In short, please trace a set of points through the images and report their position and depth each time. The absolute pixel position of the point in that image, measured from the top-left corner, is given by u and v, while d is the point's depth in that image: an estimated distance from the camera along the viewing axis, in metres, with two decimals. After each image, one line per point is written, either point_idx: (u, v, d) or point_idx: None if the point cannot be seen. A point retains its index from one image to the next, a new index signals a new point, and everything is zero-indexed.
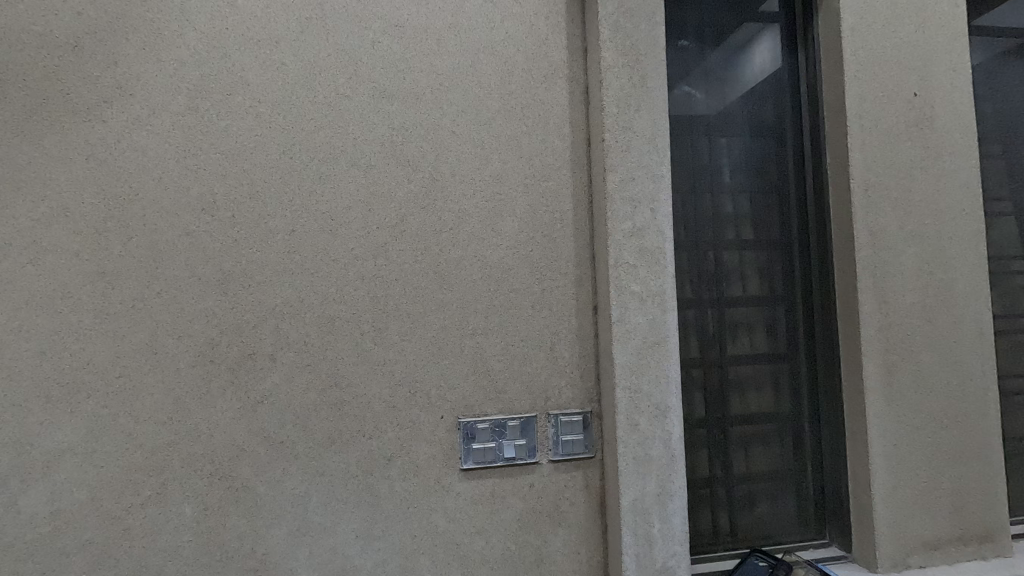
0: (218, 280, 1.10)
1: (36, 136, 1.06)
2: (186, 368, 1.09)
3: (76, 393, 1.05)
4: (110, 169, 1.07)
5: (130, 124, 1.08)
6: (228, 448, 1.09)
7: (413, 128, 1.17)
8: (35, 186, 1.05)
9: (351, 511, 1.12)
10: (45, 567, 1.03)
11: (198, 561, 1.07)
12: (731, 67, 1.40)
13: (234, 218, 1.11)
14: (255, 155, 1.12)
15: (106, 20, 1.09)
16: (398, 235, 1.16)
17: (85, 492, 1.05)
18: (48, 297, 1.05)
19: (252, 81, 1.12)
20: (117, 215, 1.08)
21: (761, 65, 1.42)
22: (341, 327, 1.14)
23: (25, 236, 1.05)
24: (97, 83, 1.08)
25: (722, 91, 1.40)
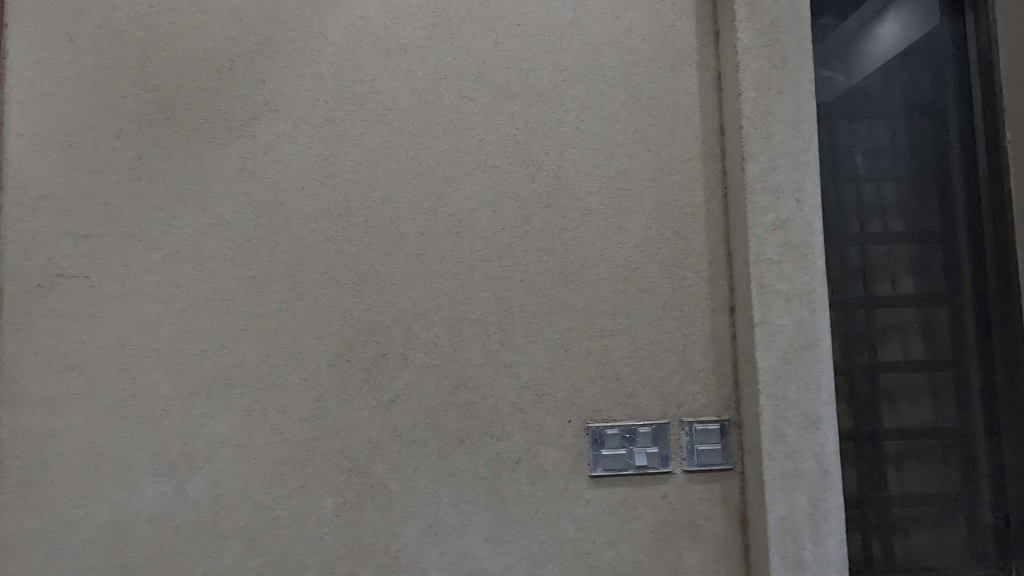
0: (354, 283, 1.14)
1: (198, 153, 1.16)
2: (325, 367, 1.14)
3: (232, 388, 1.14)
4: (259, 180, 1.15)
5: (275, 137, 1.16)
6: (364, 445, 1.13)
7: (537, 127, 1.16)
8: (197, 199, 1.15)
9: (480, 513, 1.12)
10: (207, 549, 1.12)
11: (338, 553, 1.11)
12: (869, 37, 1.26)
13: (368, 222, 1.15)
14: (386, 162, 1.15)
15: (255, 42, 1.17)
16: (522, 235, 1.15)
17: (240, 481, 1.13)
18: (208, 300, 1.15)
19: (383, 90, 1.16)
20: (265, 222, 1.15)
21: (903, 30, 1.26)
22: (469, 328, 1.14)
23: (190, 245, 1.15)
24: (248, 102, 1.16)
25: (862, 64, 1.25)
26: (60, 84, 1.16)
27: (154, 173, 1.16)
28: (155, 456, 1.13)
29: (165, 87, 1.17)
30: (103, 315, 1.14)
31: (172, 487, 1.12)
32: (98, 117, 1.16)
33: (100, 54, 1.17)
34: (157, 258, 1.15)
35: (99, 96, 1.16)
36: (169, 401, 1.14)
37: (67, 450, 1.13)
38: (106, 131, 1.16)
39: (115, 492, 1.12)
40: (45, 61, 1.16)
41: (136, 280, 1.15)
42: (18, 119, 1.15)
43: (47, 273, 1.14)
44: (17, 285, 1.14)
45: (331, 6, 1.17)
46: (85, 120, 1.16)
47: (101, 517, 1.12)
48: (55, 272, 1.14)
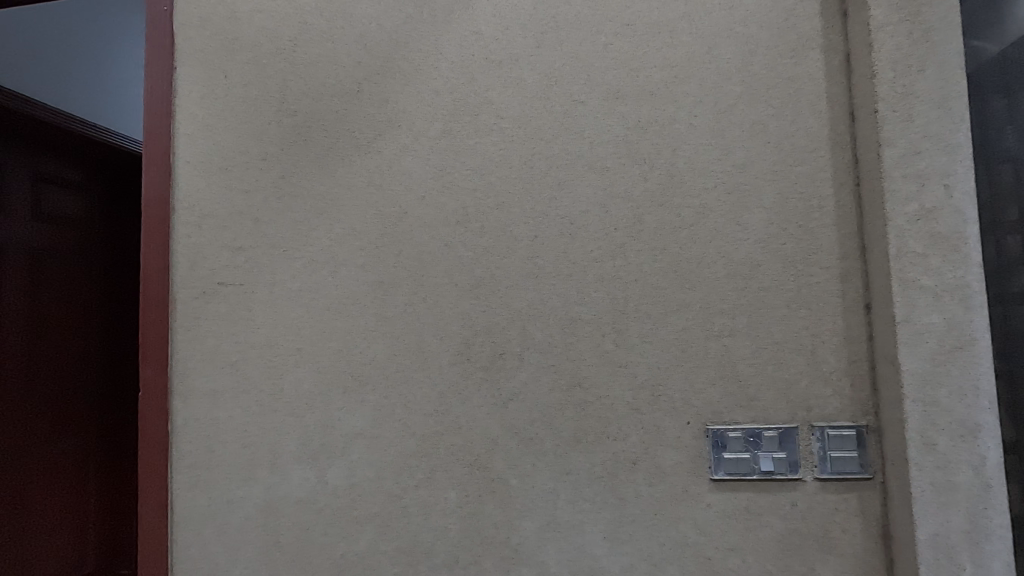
0: (472, 285, 1.20)
1: (331, 170, 1.27)
2: (447, 365, 1.20)
3: (365, 385, 1.23)
4: (385, 192, 1.24)
5: (398, 151, 1.24)
6: (484, 441, 1.18)
7: (649, 125, 1.15)
8: (331, 212, 1.26)
9: (598, 511, 1.13)
10: (345, 531, 1.22)
11: (462, 542, 1.17)
12: None
13: (484, 228, 1.20)
14: (499, 169, 1.20)
15: (378, 64, 1.26)
16: (635, 234, 1.14)
17: (373, 470, 1.22)
18: (342, 304, 1.25)
19: (496, 99, 1.21)
20: (390, 231, 1.24)
21: None
22: (583, 328, 1.16)
23: (326, 254, 1.26)
24: (374, 120, 1.26)
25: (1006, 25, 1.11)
26: (217, 116, 1.33)
27: (294, 190, 1.29)
28: (299, 445, 1.25)
29: (302, 112, 1.29)
30: (255, 318, 1.29)
31: (315, 473, 1.24)
32: (248, 143, 1.31)
33: (249, 87, 1.32)
34: (299, 266, 1.27)
35: (248, 124, 1.31)
36: (311, 396, 1.25)
37: (229, 437, 1.28)
38: (255, 155, 1.31)
39: (268, 476, 1.26)
40: (206, 96, 1.33)
41: (282, 286, 1.28)
42: (185, 148, 1.33)
43: (210, 282, 1.30)
44: (187, 293, 1.31)
45: (447, 23, 1.24)
46: (238, 146, 1.31)
47: (256, 498, 1.26)
48: (216, 281, 1.30)
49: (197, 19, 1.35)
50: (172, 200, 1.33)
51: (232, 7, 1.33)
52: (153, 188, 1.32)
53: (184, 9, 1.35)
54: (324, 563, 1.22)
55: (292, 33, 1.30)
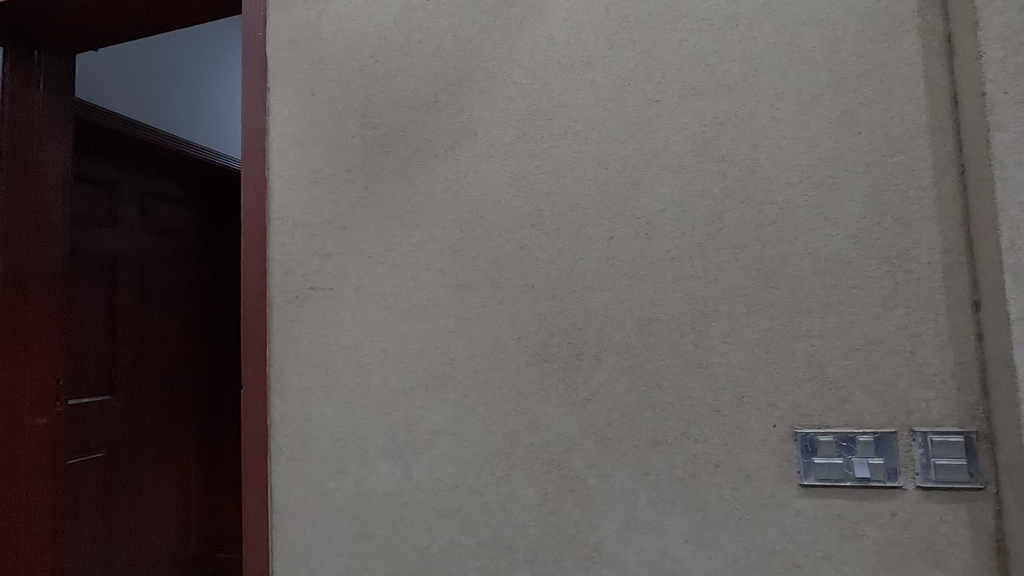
0: (548, 287, 1.22)
1: (411, 179, 1.33)
2: (525, 366, 1.23)
3: (446, 384, 1.28)
4: (462, 197, 1.29)
5: (474, 158, 1.28)
6: (562, 440, 1.19)
7: (727, 121, 1.12)
8: (412, 218, 1.32)
9: (679, 514, 1.12)
10: (430, 524, 1.27)
11: (542, 539, 1.20)
12: None
13: (559, 229, 1.22)
14: (574, 171, 1.21)
15: (454, 74, 1.31)
16: (714, 233, 1.12)
17: (455, 466, 1.27)
18: (423, 306, 1.31)
19: (569, 103, 1.22)
20: (467, 235, 1.28)
21: None
22: (662, 328, 1.15)
23: (407, 258, 1.32)
24: (450, 128, 1.30)
25: None
26: (306, 131, 1.42)
27: (377, 199, 1.35)
28: (385, 441, 1.32)
29: (384, 124, 1.36)
30: (343, 320, 1.37)
31: (400, 468, 1.30)
32: (335, 156, 1.39)
33: (335, 103, 1.40)
34: (383, 270, 1.34)
35: (335, 139, 1.40)
36: (395, 394, 1.32)
37: (321, 432, 1.37)
38: (341, 167, 1.39)
39: (357, 469, 1.34)
40: (296, 114, 1.43)
41: (367, 290, 1.35)
42: (279, 163, 1.43)
43: (303, 287, 1.40)
44: (282, 297, 1.41)
45: (520, 31, 1.27)
46: (325, 159, 1.40)
47: (347, 490, 1.34)
48: (308, 286, 1.39)
49: (287, 42, 1.45)
50: (267, 211, 1.43)
51: (318, 29, 1.42)
52: (251, 202, 1.43)
53: (276, 33, 1.46)
54: (410, 554, 1.28)
55: (373, 50, 1.38)
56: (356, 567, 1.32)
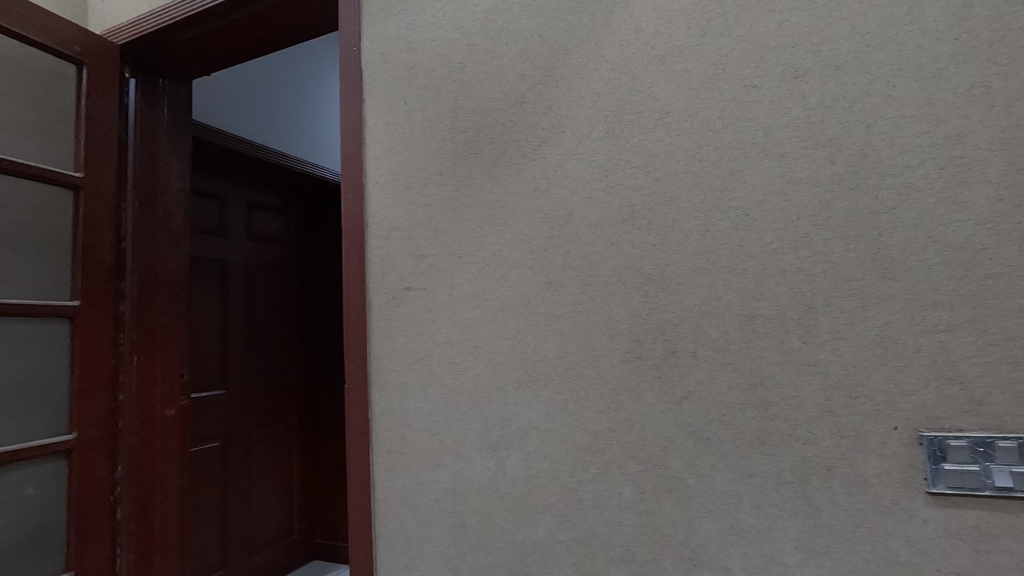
0: (641, 283, 1.20)
1: (500, 179, 1.36)
2: (618, 363, 1.22)
3: (538, 381, 1.30)
4: (551, 196, 1.30)
5: (562, 156, 1.29)
6: (658, 439, 1.17)
7: (835, 103, 1.06)
8: (502, 218, 1.35)
9: (787, 518, 1.06)
10: (524, 519, 1.30)
11: (639, 539, 1.18)
12: None
13: (651, 225, 1.20)
14: (666, 164, 1.18)
15: (541, 74, 1.32)
16: (822, 222, 1.06)
17: (549, 462, 1.28)
18: (514, 304, 1.33)
19: (659, 95, 1.20)
20: (557, 233, 1.29)
21: None
22: (764, 324, 1.10)
23: (498, 258, 1.35)
24: (538, 127, 1.32)
25: None
26: (400, 139, 1.49)
27: (468, 200, 1.39)
28: (480, 436, 1.35)
29: (472, 127, 1.40)
30: (437, 318, 1.42)
31: (495, 463, 1.33)
32: (426, 161, 1.45)
33: (426, 110, 1.46)
34: (474, 270, 1.38)
35: (426, 144, 1.45)
36: (489, 390, 1.35)
37: (419, 426, 1.43)
38: (432, 171, 1.44)
39: (453, 463, 1.38)
40: (390, 123, 1.50)
41: (460, 289, 1.39)
42: (375, 170, 1.51)
43: (399, 287, 1.46)
44: (380, 297, 1.49)
45: (607, 26, 1.26)
46: (418, 164, 1.46)
47: (444, 483, 1.39)
48: (404, 286, 1.46)
49: (380, 55, 1.52)
50: (365, 216, 1.51)
51: (409, 40, 1.49)
52: (351, 208, 1.52)
53: (370, 47, 1.54)
54: (506, 547, 1.31)
55: (461, 56, 1.42)
56: (453, 558, 1.36)
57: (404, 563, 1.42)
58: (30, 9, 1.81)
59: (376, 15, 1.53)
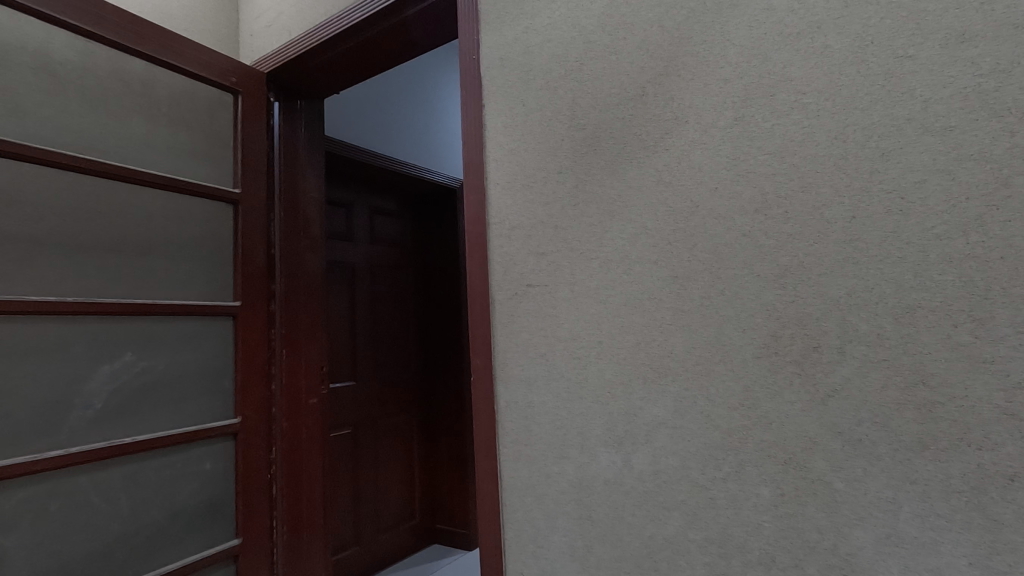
0: (777, 275, 1.14)
1: (621, 174, 1.35)
2: (752, 359, 1.17)
3: (664, 376, 1.28)
4: (675, 188, 1.27)
5: (687, 147, 1.26)
6: (800, 439, 1.11)
7: (1012, 66, 0.94)
8: (623, 212, 1.35)
9: (958, 531, 0.96)
10: (653, 515, 1.29)
11: (780, 543, 1.13)
12: None
13: (788, 213, 1.13)
14: (804, 148, 1.12)
15: (662, 64, 1.30)
16: (998, 202, 0.95)
17: (678, 459, 1.26)
18: (638, 299, 1.32)
19: (795, 75, 1.13)
20: (682, 226, 1.26)
21: None
22: (926, 316, 1.00)
23: (620, 252, 1.35)
24: (660, 120, 1.30)
25: None
26: (518, 140, 1.53)
27: (588, 197, 1.40)
28: (605, 430, 1.36)
29: (591, 124, 1.40)
30: (559, 314, 1.44)
31: (621, 457, 1.34)
32: (546, 160, 1.48)
33: (544, 110, 1.49)
34: (596, 265, 1.39)
35: (544, 143, 1.48)
36: (613, 385, 1.35)
37: (543, 419, 1.46)
38: (551, 169, 1.47)
39: (578, 455, 1.40)
40: (509, 125, 1.55)
41: (581, 285, 1.41)
42: (495, 172, 1.57)
43: (521, 284, 1.51)
44: (503, 294, 1.55)
45: (733, 8, 1.21)
46: (537, 164, 1.49)
47: (570, 475, 1.41)
48: (526, 283, 1.50)
49: (498, 60, 1.58)
50: (487, 217, 1.58)
51: (526, 43, 1.53)
52: (474, 209, 1.60)
53: (488, 53, 1.60)
54: (634, 542, 1.31)
55: (579, 55, 1.43)
56: (581, 548, 1.39)
57: (533, 551, 1.47)
58: (197, 49, 2.10)
59: (493, 22, 1.59)
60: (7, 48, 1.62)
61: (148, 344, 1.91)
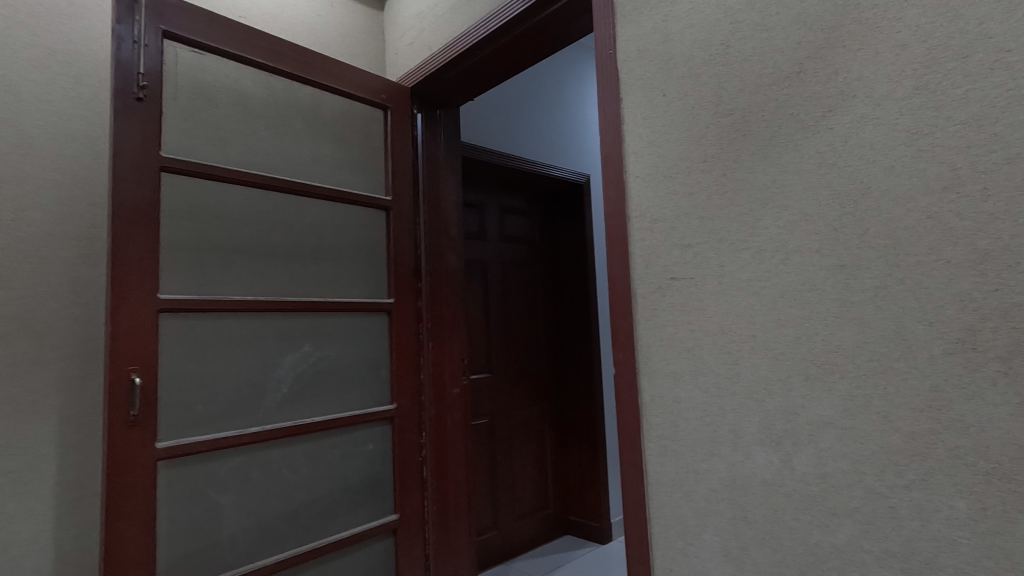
0: (973, 261, 1.01)
1: (775, 158, 1.28)
2: (942, 355, 1.05)
3: (831, 373, 1.19)
4: (841, 170, 1.17)
5: (855, 124, 1.16)
6: (1007, 447, 0.98)
7: None
8: (780, 199, 1.27)
9: None
10: (819, 521, 1.20)
11: (981, 563, 1.00)
12: None
13: (987, 190, 1.00)
14: (1010, 114, 0.98)
15: (823, 37, 1.20)
16: None
17: (849, 463, 1.16)
18: (797, 290, 1.24)
19: (995, 31, 1.00)
20: (851, 210, 1.16)
21: None
22: None
23: (776, 242, 1.27)
24: (822, 97, 1.21)
25: None
26: (659, 131, 1.51)
27: (738, 184, 1.34)
28: (761, 428, 1.30)
29: (740, 108, 1.34)
30: (707, 308, 1.40)
31: (780, 458, 1.26)
32: (689, 149, 1.44)
33: (687, 98, 1.45)
34: (748, 256, 1.32)
35: (688, 132, 1.44)
36: (770, 381, 1.28)
37: (691, 415, 1.43)
38: (696, 158, 1.43)
39: (731, 453, 1.35)
40: (648, 117, 1.53)
41: (731, 277, 1.35)
42: (635, 165, 1.56)
43: (664, 277, 1.49)
44: (645, 288, 1.53)
45: None
46: (680, 154, 1.46)
47: (721, 473, 1.37)
48: (670, 277, 1.48)
49: (636, 52, 1.57)
50: (627, 211, 1.58)
51: (666, 31, 1.50)
52: (614, 203, 1.60)
53: (625, 46, 1.59)
54: (797, 547, 1.24)
55: (725, 37, 1.37)
56: (735, 549, 1.34)
57: (682, 548, 1.44)
58: (353, 72, 2.33)
59: (630, 14, 1.58)
60: (214, 89, 1.94)
61: (321, 336, 2.17)
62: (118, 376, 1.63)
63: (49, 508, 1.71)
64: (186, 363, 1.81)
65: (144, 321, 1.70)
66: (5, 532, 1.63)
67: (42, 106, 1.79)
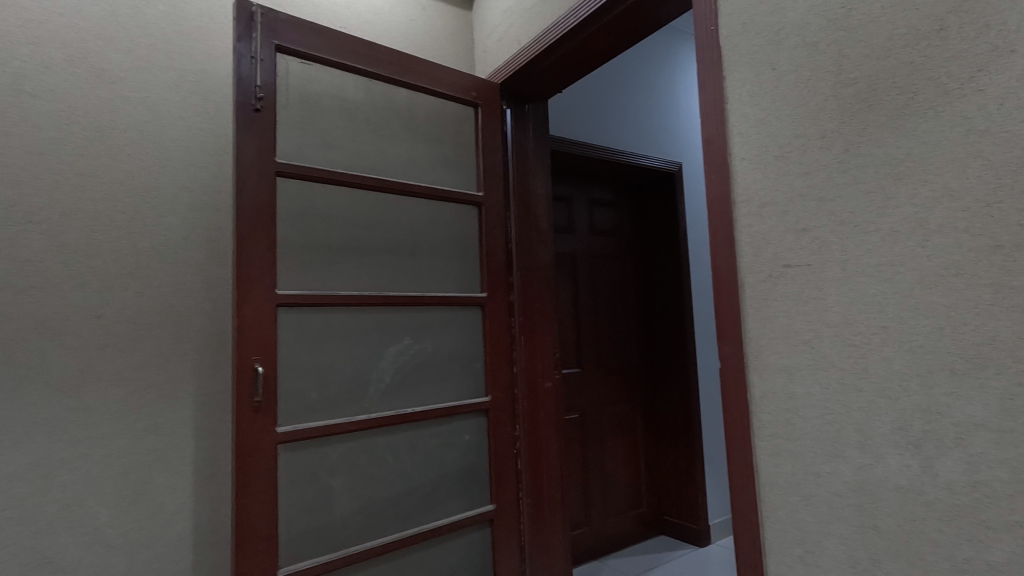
0: None
1: (910, 129, 1.15)
2: None
3: (984, 368, 1.05)
4: (995, 137, 1.03)
5: (1014, 83, 1.01)
6: None
7: None
8: (916, 174, 1.14)
9: None
10: (970, 535, 1.07)
11: None
12: None
13: None
14: None
15: None
16: None
17: (1008, 470, 1.02)
18: (939, 275, 1.11)
19: None
20: (1008, 183, 1.02)
21: None
22: None
23: (912, 221, 1.15)
24: (969, 55, 1.07)
25: None
26: (769, 109, 1.41)
27: (864, 160, 1.22)
28: (894, 429, 1.17)
29: (864, 76, 1.22)
30: (827, 296, 1.29)
31: (919, 462, 1.14)
32: (804, 125, 1.33)
33: (800, 70, 1.34)
34: (876, 239, 1.20)
35: (802, 107, 1.34)
36: (905, 377, 1.16)
37: (809, 412, 1.32)
38: (813, 135, 1.31)
39: (858, 455, 1.24)
40: (755, 94, 1.44)
41: (857, 262, 1.23)
42: (741, 146, 1.47)
43: (776, 265, 1.39)
44: (754, 277, 1.44)
45: None
46: (793, 132, 1.35)
47: (847, 477, 1.25)
48: (782, 264, 1.38)
49: (741, 26, 1.48)
50: (732, 195, 1.49)
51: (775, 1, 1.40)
52: (717, 188, 1.52)
53: (728, 21, 1.51)
54: (942, 563, 1.11)
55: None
56: (864, 560, 1.22)
57: (801, 556, 1.34)
58: (446, 72, 2.39)
59: None
60: (320, 97, 2.07)
61: (419, 330, 2.25)
62: (244, 366, 1.78)
63: (188, 483, 1.91)
64: (300, 353, 1.94)
65: (265, 315, 1.85)
66: (153, 502, 1.84)
67: (176, 122, 1.99)
